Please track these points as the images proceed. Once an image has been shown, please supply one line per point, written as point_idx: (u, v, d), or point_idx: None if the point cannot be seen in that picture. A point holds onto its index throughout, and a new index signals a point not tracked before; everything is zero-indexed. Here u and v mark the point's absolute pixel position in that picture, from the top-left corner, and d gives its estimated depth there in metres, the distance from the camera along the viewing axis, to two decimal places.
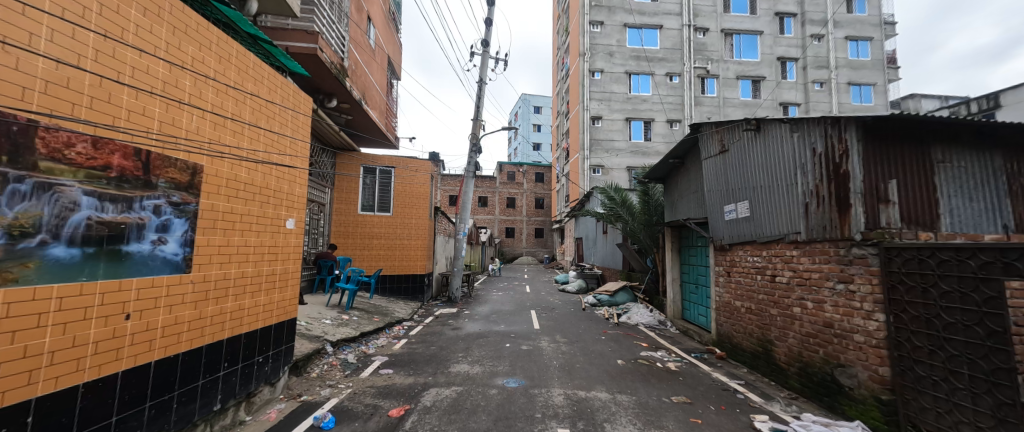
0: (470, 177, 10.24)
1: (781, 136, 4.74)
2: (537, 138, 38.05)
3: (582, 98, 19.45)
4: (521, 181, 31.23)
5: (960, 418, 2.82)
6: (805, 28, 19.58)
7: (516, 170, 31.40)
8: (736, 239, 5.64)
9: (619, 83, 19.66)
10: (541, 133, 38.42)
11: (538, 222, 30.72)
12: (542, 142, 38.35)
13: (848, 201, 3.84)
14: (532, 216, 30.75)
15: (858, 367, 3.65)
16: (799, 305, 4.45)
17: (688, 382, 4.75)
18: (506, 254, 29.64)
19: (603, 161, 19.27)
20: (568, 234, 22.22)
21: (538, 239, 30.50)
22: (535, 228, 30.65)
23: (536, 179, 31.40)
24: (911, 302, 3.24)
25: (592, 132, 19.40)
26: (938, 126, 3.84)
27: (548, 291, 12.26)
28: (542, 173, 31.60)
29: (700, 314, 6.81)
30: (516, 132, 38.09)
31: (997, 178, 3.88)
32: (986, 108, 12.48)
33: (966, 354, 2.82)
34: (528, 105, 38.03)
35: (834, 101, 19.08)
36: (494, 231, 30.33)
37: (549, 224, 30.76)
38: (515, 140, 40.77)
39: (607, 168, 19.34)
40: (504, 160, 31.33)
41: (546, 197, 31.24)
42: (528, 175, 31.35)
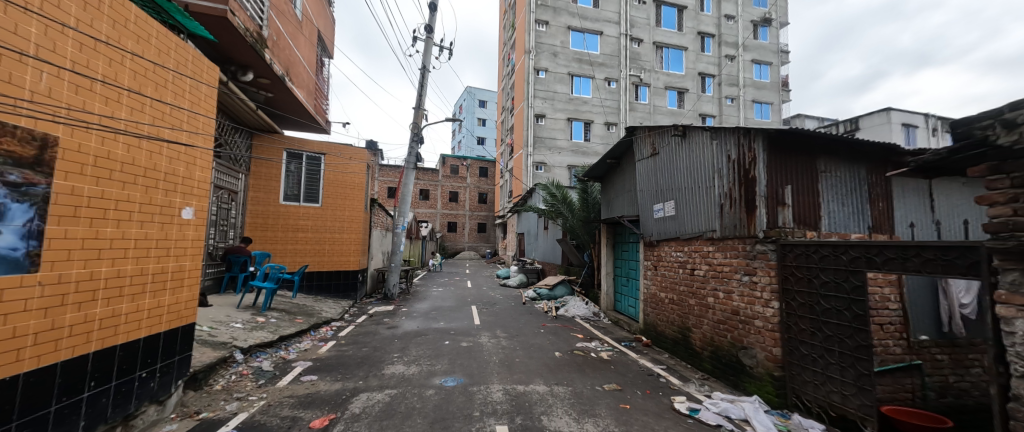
0: (410, 168, 9.74)
1: (702, 143, 5.23)
2: (482, 133, 37.67)
3: (527, 95, 19.69)
4: (465, 175, 30.78)
5: (832, 388, 3.46)
6: (721, 48, 22.04)
7: (460, 164, 30.81)
8: (663, 236, 6.11)
9: (563, 83, 20.28)
10: (486, 127, 38.11)
11: (481, 217, 30.54)
12: (487, 137, 38.09)
13: (754, 203, 4.36)
14: (475, 211, 30.50)
15: (757, 349, 4.18)
16: (712, 295, 4.96)
17: (619, 370, 5.05)
18: (447, 249, 29.02)
19: (546, 158, 19.74)
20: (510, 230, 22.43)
21: (480, 234, 30.37)
22: (477, 223, 30.46)
23: (480, 174, 31.15)
24: (800, 291, 3.85)
25: (536, 129, 19.77)
26: (823, 141, 4.53)
27: (490, 286, 12.24)
28: (486, 168, 31.48)
29: (630, 305, 7.30)
30: (460, 125, 37.34)
31: (861, 187, 4.70)
32: (849, 129, 15.33)
33: (838, 334, 3.45)
34: (473, 98, 37.41)
35: (742, 116, 21.83)
36: (435, 226, 29.49)
37: (491, 220, 30.78)
38: (459, 133, 40.00)
39: (550, 166, 19.84)
40: (448, 153, 30.59)
41: (489, 192, 31.20)
42: (471, 170, 31.01)
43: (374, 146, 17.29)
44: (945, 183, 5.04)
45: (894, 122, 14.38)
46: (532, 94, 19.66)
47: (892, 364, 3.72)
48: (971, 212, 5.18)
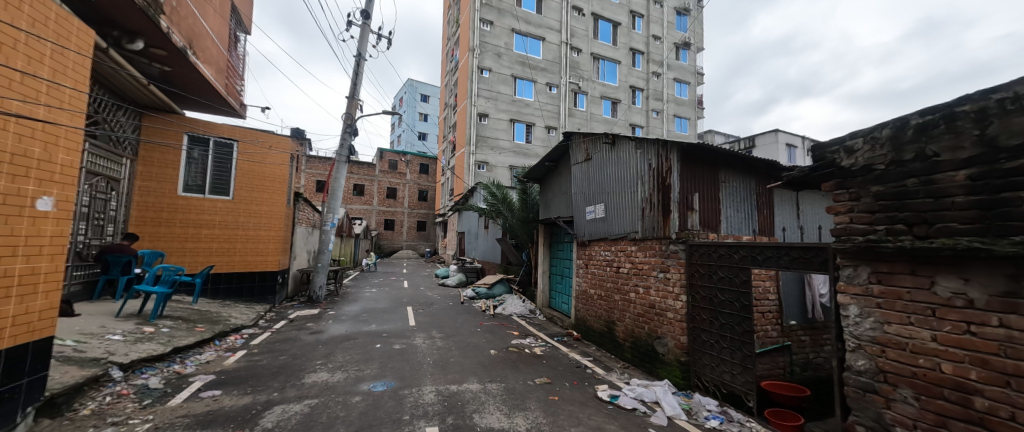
0: (342, 161, 9.11)
1: (629, 151, 5.68)
2: (423, 128, 36.39)
3: (470, 93, 19.56)
4: (404, 171, 29.58)
5: (724, 369, 4.03)
6: (650, 65, 24.11)
7: (398, 159, 29.51)
8: (593, 236, 6.52)
9: (506, 84, 20.52)
10: (427, 123, 36.96)
11: (421, 215, 29.61)
12: (428, 133, 36.99)
13: (669, 208, 4.87)
14: (414, 209, 29.45)
15: (668, 337, 4.70)
16: (634, 290, 5.42)
17: (550, 363, 5.29)
18: (383, 248, 27.65)
19: (488, 158, 19.81)
20: (450, 229, 22.08)
21: (420, 232, 29.42)
22: (417, 221, 29.47)
23: (420, 170, 30.14)
24: (702, 286, 4.39)
25: (479, 128, 19.75)
26: (724, 156, 5.24)
27: (427, 286, 11.93)
28: (426, 164, 30.55)
29: (564, 302, 7.66)
30: (400, 118, 35.79)
31: (751, 196, 5.53)
32: (748, 145, 17.81)
33: (730, 322, 4.01)
34: (415, 91, 36.02)
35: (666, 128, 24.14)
36: (370, 223, 27.89)
37: (432, 218, 30.00)
38: (399, 127, 38.29)
39: (492, 165, 19.95)
40: (386, 147, 29.14)
41: (430, 190, 30.40)
42: (411, 166, 29.87)
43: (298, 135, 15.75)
44: (808, 195, 6.17)
45: (780, 141, 17.07)
46: (475, 93, 19.56)
47: (770, 346, 4.44)
48: (824, 218, 6.43)
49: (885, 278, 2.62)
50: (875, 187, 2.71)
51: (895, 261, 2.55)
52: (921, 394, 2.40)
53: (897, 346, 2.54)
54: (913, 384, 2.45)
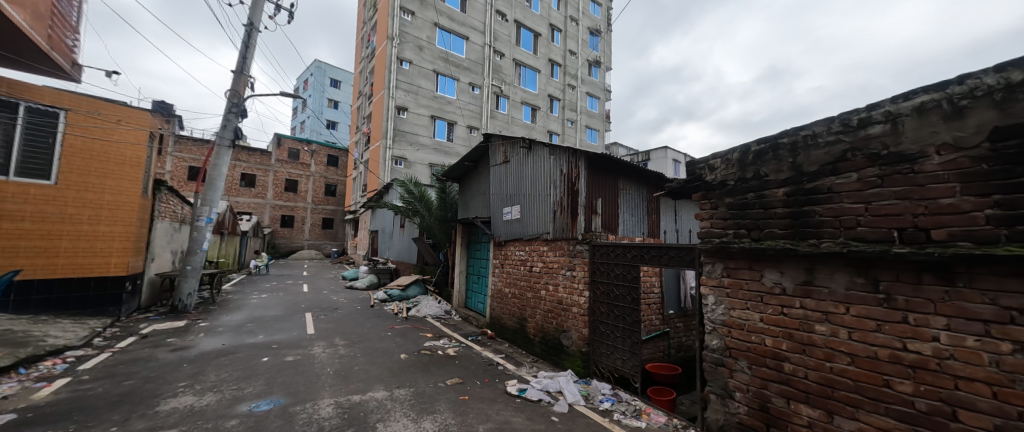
0: (224, 145, 7.78)
1: (543, 156, 6.00)
2: (332, 116, 33.00)
3: (387, 84, 18.46)
4: (308, 162, 26.48)
5: (617, 355, 4.51)
6: (567, 77, 25.86)
7: (300, 148, 26.25)
8: (509, 236, 6.69)
9: (428, 79, 19.90)
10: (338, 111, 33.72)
11: (328, 212, 26.88)
12: (339, 122, 33.74)
13: (576, 211, 5.34)
14: (320, 205, 26.58)
15: (572, 330, 5.12)
16: (544, 288, 5.73)
17: (463, 363, 5.28)
18: (280, 248, 24.35)
19: (406, 153, 18.92)
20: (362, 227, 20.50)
21: (326, 231, 26.65)
22: (323, 218, 26.66)
23: (328, 162, 27.28)
24: (601, 282, 4.86)
25: (397, 122, 18.75)
26: (624, 166, 5.94)
27: (330, 289, 10.85)
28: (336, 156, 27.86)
29: (479, 301, 7.72)
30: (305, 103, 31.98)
31: (644, 202, 6.36)
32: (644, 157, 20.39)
33: (622, 314, 4.51)
34: (323, 75, 32.49)
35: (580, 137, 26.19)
36: (263, 220, 24.30)
37: (341, 215, 27.46)
38: (303, 113, 34.14)
39: (410, 162, 19.10)
40: (285, 134, 25.75)
41: (339, 184, 27.80)
42: (317, 157, 26.89)
43: (158, 110, 12.84)
44: (684, 204, 7.32)
45: (668, 157, 19.95)
46: (393, 84, 18.53)
47: (654, 333, 5.16)
48: (693, 223, 7.73)
49: (732, 272, 3.22)
50: (728, 199, 3.32)
51: (739, 258, 3.17)
52: (753, 363, 3.03)
53: (739, 327, 3.14)
54: (748, 357, 3.07)
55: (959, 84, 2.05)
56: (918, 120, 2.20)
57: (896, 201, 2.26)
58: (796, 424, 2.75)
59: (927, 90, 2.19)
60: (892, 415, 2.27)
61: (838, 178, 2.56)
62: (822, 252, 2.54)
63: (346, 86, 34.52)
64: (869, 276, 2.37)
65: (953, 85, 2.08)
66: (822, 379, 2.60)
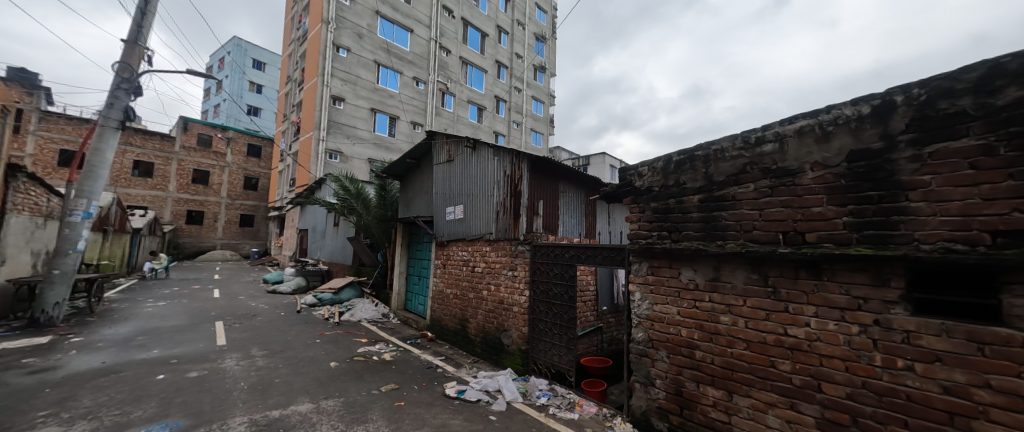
0: (109, 127, 6.57)
1: (487, 157, 6.00)
2: (254, 101, 29.57)
3: (321, 71, 17.07)
4: (223, 151, 23.38)
5: (555, 351, 4.68)
6: (513, 80, 26.25)
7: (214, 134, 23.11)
8: (452, 236, 6.58)
9: (368, 69, 18.80)
10: (262, 95, 30.29)
11: (248, 208, 24.01)
12: (262, 108, 30.34)
13: (519, 212, 5.49)
14: (237, 200, 23.63)
15: (513, 330, 5.22)
16: (486, 288, 5.75)
17: (400, 368, 5.08)
18: (184, 249, 21.14)
19: (342, 146, 17.62)
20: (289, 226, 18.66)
21: (245, 229, 23.78)
22: (241, 215, 23.74)
23: (249, 152, 24.37)
24: (541, 281, 5.01)
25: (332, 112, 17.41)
26: (564, 170, 6.21)
27: (247, 294, 9.70)
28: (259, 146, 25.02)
29: (419, 303, 7.50)
30: (220, 84, 28.19)
31: (582, 205, 6.72)
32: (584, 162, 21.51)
33: (560, 312, 4.69)
34: (243, 54, 28.95)
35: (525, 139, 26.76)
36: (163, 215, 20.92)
37: (264, 212, 24.70)
38: (217, 95, 30.04)
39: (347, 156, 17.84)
40: (194, 118, 22.46)
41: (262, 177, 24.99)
42: (235, 145, 23.87)
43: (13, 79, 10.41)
44: (616, 207, 7.87)
45: (606, 163, 21.27)
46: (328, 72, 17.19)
47: (588, 328, 5.49)
48: (624, 225, 8.32)
49: (655, 270, 3.53)
50: (653, 203, 3.62)
51: (661, 258, 3.48)
52: (670, 353, 3.35)
53: (660, 320, 3.45)
54: (667, 347, 3.39)
55: (827, 113, 2.47)
56: (798, 141, 2.61)
57: (781, 209, 2.67)
58: (704, 405, 3.10)
59: (804, 116, 2.60)
60: (776, 391, 2.66)
61: (739, 188, 2.95)
62: (727, 252, 2.91)
63: (273, 69, 31.20)
64: (760, 272, 2.78)
65: (822, 113, 2.51)
66: (725, 364, 2.96)
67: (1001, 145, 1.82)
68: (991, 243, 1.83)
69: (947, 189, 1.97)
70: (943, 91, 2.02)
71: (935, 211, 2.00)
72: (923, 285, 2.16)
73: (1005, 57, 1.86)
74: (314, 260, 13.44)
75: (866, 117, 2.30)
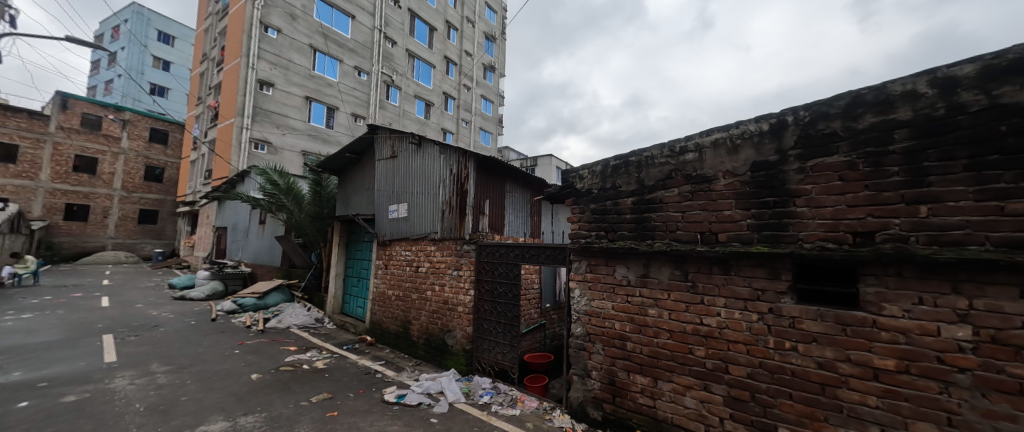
0: None
1: (433, 154, 5.87)
2: (159, 80, 25.59)
3: (245, 51, 15.30)
4: (117, 135, 19.91)
5: (499, 350, 4.72)
6: (462, 77, 25.96)
7: (105, 115, 19.59)
8: (395, 236, 6.32)
9: (302, 54, 17.19)
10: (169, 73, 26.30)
11: (150, 202, 20.74)
12: (170, 88, 26.37)
13: (464, 212, 5.44)
14: (136, 193, 20.30)
15: (457, 330, 5.17)
16: (430, 288, 5.61)
17: (334, 376, 4.76)
18: (61, 250, 17.62)
19: (270, 136, 15.96)
20: (203, 223, 16.47)
21: (146, 227, 20.51)
22: (141, 210, 20.43)
23: (152, 138, 21.06)
24: (486, 280, 5.02)
25: (259, 98, 15.71)
26: (510, 171, 6.30)
27: (146, 302, 8.38)
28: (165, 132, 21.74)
29: (358, 306, 7.12)
30: (112, 56, 23.92)
31: (527, 205, 6.88)
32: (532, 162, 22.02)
33: (504, 311, 4.73)
34: (144, 24, 24.88)
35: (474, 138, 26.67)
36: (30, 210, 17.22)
37: (171, 207, 21.52)
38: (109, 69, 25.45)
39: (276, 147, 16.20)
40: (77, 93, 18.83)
41: (169, 168, 21.76)
42: (134, 129, 20.47)
43: None
44: (559, 208, 8.18)
45: (553, 164, 21.98)
46: (255, 53, 15.47)
47: (531, 326, 5.64)
48: (567, 225, 8.67)
49: (593, 268, 3.73)
50: (592, 205, 3.82)
51: (598, 256, 3.69)
52: (605, 345, 3.57)
53: (597, 315, 3.65)
54: (602, 339, 3.60)
55: (736, 128, 2.80)
56: (713, 151, 2.92)
57: (699, 211, 2.98)
58: (633, 392, 3.34)
59: (718, 129, 2.92)
60: (692, 375, 2.97)
61: (665, 192, 3.22)
62: (654, 250, 3.17)
63: (184, 44, 27.28)
64: (682, 269, 3.07)
65: (732, 128, 2.83)
66: (652, 352, 3.23)
67: (861, 162, 2.24)
68: (852, 242, 2.23)
69: (823, 197, 2.35)
70: (821, 114, 2.40)
71: (814, 215, 2.38)
72: (807, 277, 2.54)
73: (863, 90, 2.27)
74: (235, 261, 12.03)
75: (765, 133, 2.65)
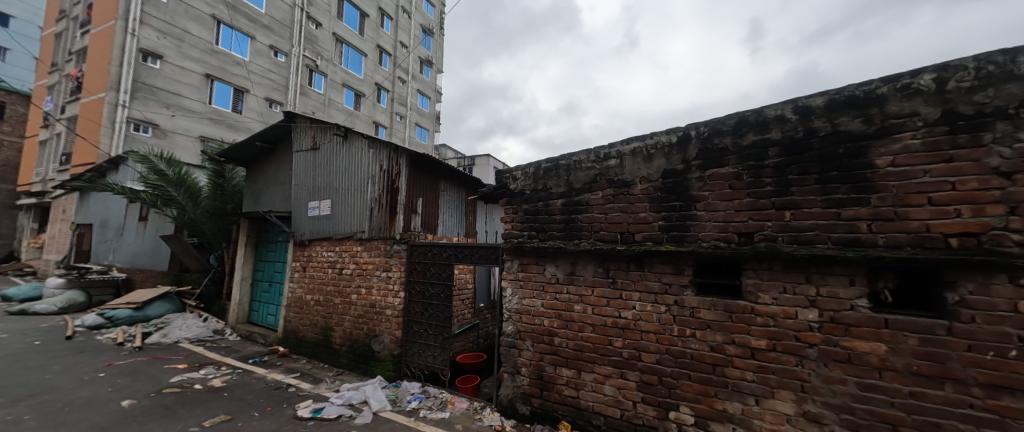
0: None
1: (361, 148, 5.49)
2: None
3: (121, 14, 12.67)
4: None
5: (429, 353, 4.58)
6: (396, 69, 24.79)
7: None
8: (315, 235, 5.78)
9: (201, 24, 14.73)
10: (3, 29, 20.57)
11: None
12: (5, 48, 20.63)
13: (395, 210, 5.19)
14: None
15: (384, 334, 4.91)
16: (356, 292, 5.24)
17: (235, 395, 4.18)
18: None
19: (157, 117, 13.46)
20: (57, 219, 13.26)
21: None
22: None
23: None
24: (418, 281, 4.83)
25: (142, 71, 13.15)
26: (445, 169, 6.18)
27: None
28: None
29: (269, 314, 6.37)
30: None
31: (462, 204, 6.83)
32: (470, 162, 22.00)
33: (436, 313, 4.61)
34: None
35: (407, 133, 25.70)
36: None
37: (7, 199, 16.90)
38: None
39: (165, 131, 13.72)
40: None
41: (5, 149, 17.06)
42: None
43: None
44: (493, 208, 8.25)
45: (491, 164, 22.16)
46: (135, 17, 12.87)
47: (465, 326, 5.59)
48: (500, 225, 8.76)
49: (524, 267, 3.82)
50: (525, 205, 3.91)
51: (529, 255, 3.78)
52: (535, 341, 3.67)
53: (527, 312, 3.75)
54: (532, 336, 3.70)
55: (650, 139, 3.08)
56: (632, 159, 3.18)
57: (620, 213, 3.22)
58: (559, 385, 3.49)
59: (637, 139, 3.17)
60: (611, 364, 3.20)
61: (591, 195, 3.43)
62: (581, 250, 3.36)
63: None
64: (604, 266, 3.29)
65: (647, 138, 3.11)
66: (577, 346, 3.41)
67: (744, 173, 2.62)
68: (737, 241, 2.60)
69: (717, 202, 2.71)
70: (716, 130, 2.75)
71: (709, 218, 2.73)
72: (703, 272, 2.87)
73: (747, 112, 2.63)
74: (105, 266, 9.91)
75: (673, 145, 2.95)
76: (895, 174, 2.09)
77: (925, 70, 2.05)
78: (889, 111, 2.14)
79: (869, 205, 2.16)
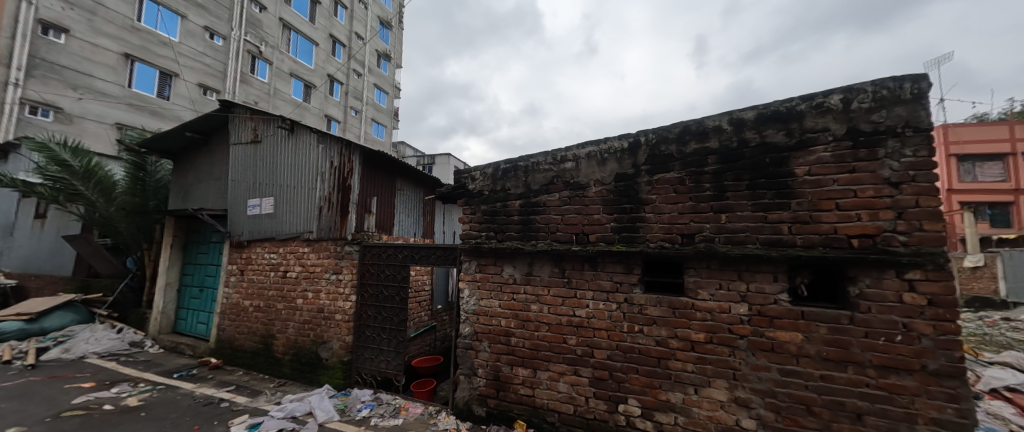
0: None
1: (309, 142, 5.15)
2: None
3: None
4: None
5: (382, 358, 4.41)
6: (352, 61, 23.63)
7: None
8: (256, 235, 5.33)
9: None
10: None
11: None
12: None
13: (347, 209, 4.94)
14: None
15: (333, 340, 4.64)
16: (302, 296, 4.91)
17: (155, 414, 3.73)
18: None
19: (61, 100, 11.67)
20: None
21: None
22: None
23: None
24: (370, 284, 4.62)
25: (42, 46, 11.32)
26: (403, 167, 6.00)
27: None
28: None
29: (200, 322, 5.77)
30: None
31: (419, 204, 6.67)
32: (430, 161, 21.57)
33: (389, 317, 4.44)
34: None
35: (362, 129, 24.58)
36: None
37: None
38: None
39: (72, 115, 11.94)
40: None
41: None
42: None
43: None
44: (452, 208, 8.13)
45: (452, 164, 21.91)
46: None
47: (421, 328, 5.45)
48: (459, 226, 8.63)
49: (482, 268, 3.80)
50: (483, 206, 3.89)
51: (487, 256, 3.77)
52: (492, 341, 3.67)
53: (484, 313, 3.73)
54: (489, 337, 3.69)
55: (604, 143, 3.20)
56: (587, 163, 3.28)
57: (575, 215, 3.31)
58: (515, 384, 3.51)
59: (592, 143, 3.28)
60: (565, 362, 3.28)
61: (548, 196, 3.50)
62: (538, 250, 3.41)
63: None
64: (559, 266, 3.37)
65: (601, 143, 3.23)
66: (533, 345, 3.45)
67: (687, 178, 2.80)
68: (680, 242, 2.78)
69: (663, 205, 2.88)
70: (663, 138, 2.92)
71: (655, 219, 2.90)
72: (650, 271, 3.04)
73: (690, 122, 2.82)
74: None
75: (624, 150, 3.09)
76: (811, 182, 2.36)
77: (834, 91, 2.33)
78: (806, 126, 2.39)
79: (790, 209, 2.41)
